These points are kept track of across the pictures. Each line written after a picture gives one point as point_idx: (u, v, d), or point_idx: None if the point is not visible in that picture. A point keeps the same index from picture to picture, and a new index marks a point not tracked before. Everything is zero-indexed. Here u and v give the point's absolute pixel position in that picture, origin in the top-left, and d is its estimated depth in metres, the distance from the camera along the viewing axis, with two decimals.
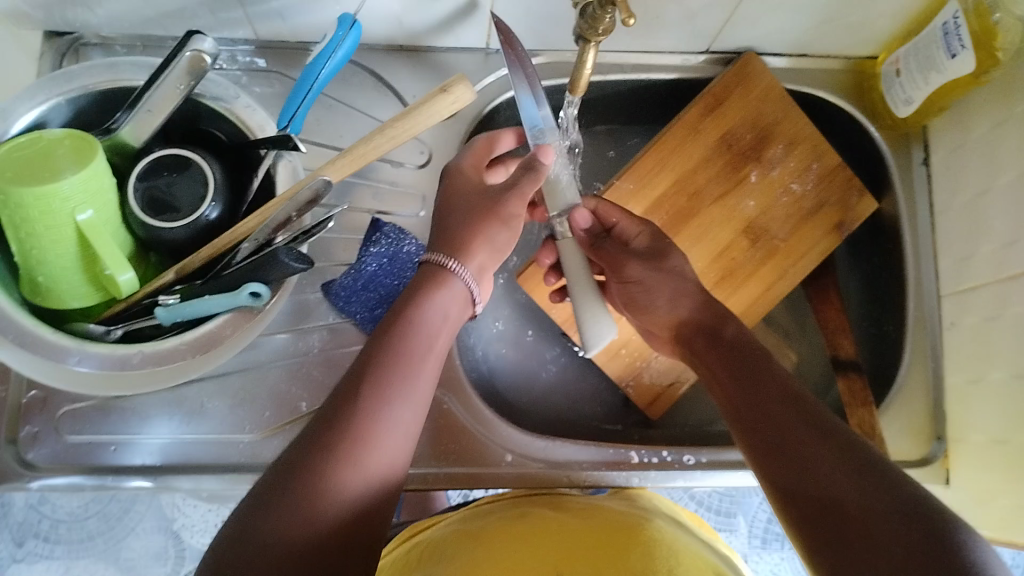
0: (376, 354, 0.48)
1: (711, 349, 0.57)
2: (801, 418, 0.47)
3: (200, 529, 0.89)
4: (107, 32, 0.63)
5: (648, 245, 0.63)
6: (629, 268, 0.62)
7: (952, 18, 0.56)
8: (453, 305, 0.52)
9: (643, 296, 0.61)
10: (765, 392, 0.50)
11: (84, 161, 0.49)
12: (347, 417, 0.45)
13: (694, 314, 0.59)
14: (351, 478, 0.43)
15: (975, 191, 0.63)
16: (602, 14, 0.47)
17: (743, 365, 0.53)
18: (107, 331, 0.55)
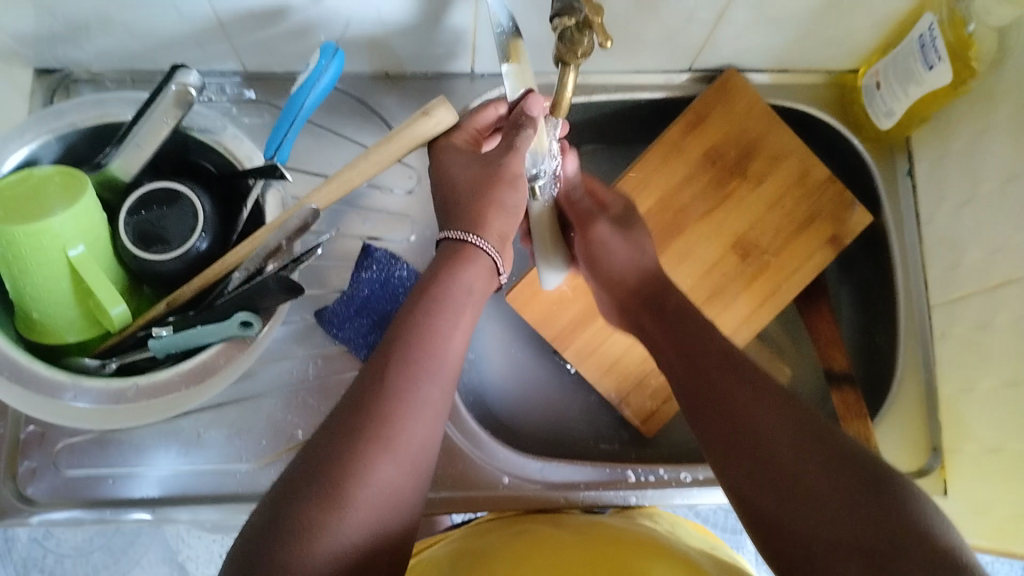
0: (392, 353, 0.46)
1: (658, 320, 0.57)
2: (737, 376, 0.49)
3: (205, 559, 0.88)
4: (97, 68, 0.64)
5: (619, 214, 0.64)
6: (596, 228, 0.63)
7: (928, 30, 0.57)
8: (469, 298, 0.50)
9: (603, 255, 0.62)
10: (704, 354, 0.51)
11: (74, 198, 0.50)
12: (363, 418, 0.43)
13: (640, 282, 0.60)
14: (370, 483, 0.42)
15: (959, 200, 0.64)
16: (580, 37, 0.47)
17: (682, 330, 0.55)
18: (102, 365, 0.55)
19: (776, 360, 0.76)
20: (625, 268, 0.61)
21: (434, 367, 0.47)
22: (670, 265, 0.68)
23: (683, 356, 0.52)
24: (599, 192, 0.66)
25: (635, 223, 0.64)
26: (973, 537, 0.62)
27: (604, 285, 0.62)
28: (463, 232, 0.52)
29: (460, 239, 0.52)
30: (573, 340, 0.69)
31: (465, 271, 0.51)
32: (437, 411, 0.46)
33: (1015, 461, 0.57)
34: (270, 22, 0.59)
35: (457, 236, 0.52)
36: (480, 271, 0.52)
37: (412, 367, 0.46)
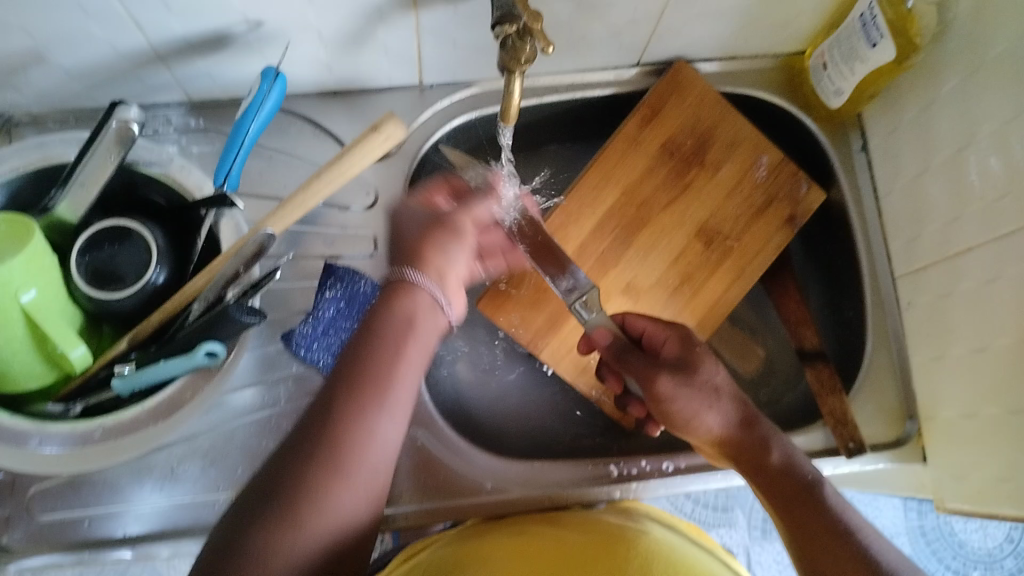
0: (344, 380, 0.47)
1: (756, 474, 0.54)
2: (855, 561, 0.49)
3: None
4: (37, 108, 0.63)
5: (676, 353, 0.56)
6: (658, 385, 0.53)
7: (868, 10, 0.57)
8: (423, 324, 0.51)
9: (681, 416, 0.54)
10: (819, 524, 0.51)
11: (23, 243, 0.49)
12: (314, 448, 0.44)
13: (731, 432, 0.54)
14: (327, 511, 0.43)
15: (914, 172, 0.64)
16: (522, 44, 0.48)
17: (789, 485, 0.53)
18: (66, 409, 0.55)
19: (747, 344, 0.76)
20: (707, 426, 0.54)
21: (387, 394, 0.47)
22: (636, 258, 0.68)
23: (780, 505, 0.53)
24: (649, 329, 0.58)
25: (697, 361, 0.55)
26: (954, 501, 0.63)
27: (693, 438, 0.56)
28: (402, 269, 0.52)
29: (400, 276, 0.52)
30: (547, 340, 0.69)
31: (404, 301, 0.51)
32: (392, 440, 0.47)
33: (990, 425, 0.58)
34: (209, 48, 0.58)
35: (403, 273, 0.52)
36: (423, 306, 0.51)
37: (365, 400, 0.46)
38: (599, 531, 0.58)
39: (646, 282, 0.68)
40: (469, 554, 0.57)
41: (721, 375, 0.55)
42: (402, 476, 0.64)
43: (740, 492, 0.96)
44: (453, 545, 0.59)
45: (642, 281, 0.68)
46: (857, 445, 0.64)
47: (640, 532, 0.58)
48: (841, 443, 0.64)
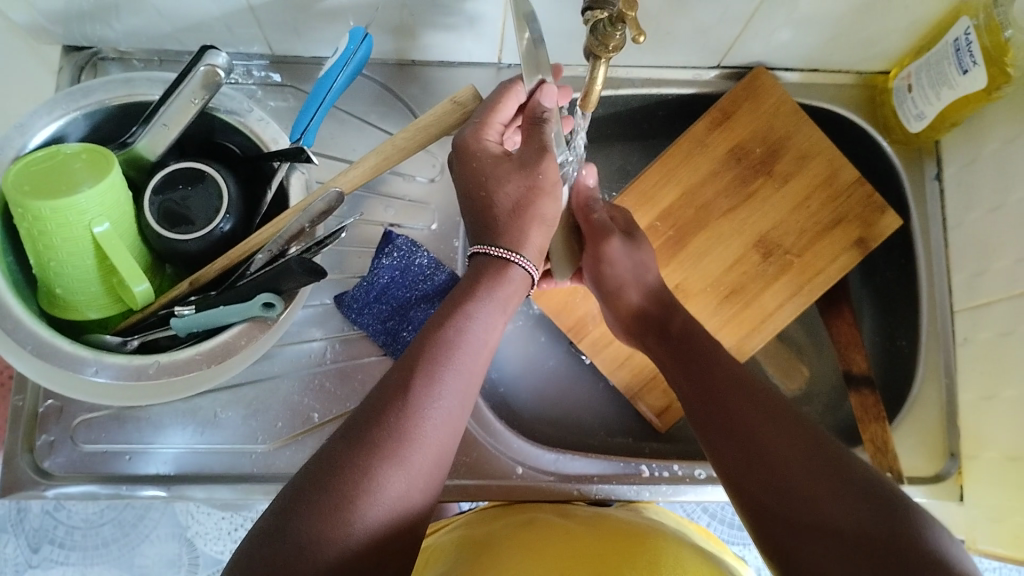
0: (412, 370, 0.47)
1: (660, 341, 0.58)
2: (749, 399, 0.49)
3: (214, 536, 0.89)
4: (125, 46, 0.65)
5: (626, 228, 0.62)
6: (608, 245, 0.60)
7: (964, 35, 0.56)
8: (496, 324, 0.51)
9: (613, 279, 0.60)
10: (715, 376, 0.52)
11: (102, 174, 0.50)
12: (375, 432, 0.44)
13: (643, 303, 0.60)
14: (383, 493, 0.43)
15: (988, 206, 0.63)
16: (612, 31, 0.48)
17: (690, 355, 0.55)
18: (123, 342, 0.55)
19: (794, 362, 0.75)
20: (627, 286, 0.60)
21: (455, 385, 0.48)
22: (690, 261, 0.68)
23: (680, 368, 0.55)
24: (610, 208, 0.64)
25: (639, 241, 0.61)
26: (987, 543, 0.61)
27: (617, 308, 0.61)
28: (505, 249, 0.52)
29: (502, 256, 0.52)
30: (594, 333, 0.69)
31: (499, 288, 0.52)
32: (452, 430, 0.47)
33: None
34: (300, 5, 0.58)
35: (491, 250, 0.52)
36: (515, 288, 0.53)
37: (432, 387, 0.47)
38: (609, 524, 0.58)
39: (697, 286, 0.68)
40: (482, 544, 0.58)
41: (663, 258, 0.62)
42: None
43: None
44: (462, 533, 0.61)
45: (693, 284, 0.68)
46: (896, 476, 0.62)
47: (654, 527, 0.59)
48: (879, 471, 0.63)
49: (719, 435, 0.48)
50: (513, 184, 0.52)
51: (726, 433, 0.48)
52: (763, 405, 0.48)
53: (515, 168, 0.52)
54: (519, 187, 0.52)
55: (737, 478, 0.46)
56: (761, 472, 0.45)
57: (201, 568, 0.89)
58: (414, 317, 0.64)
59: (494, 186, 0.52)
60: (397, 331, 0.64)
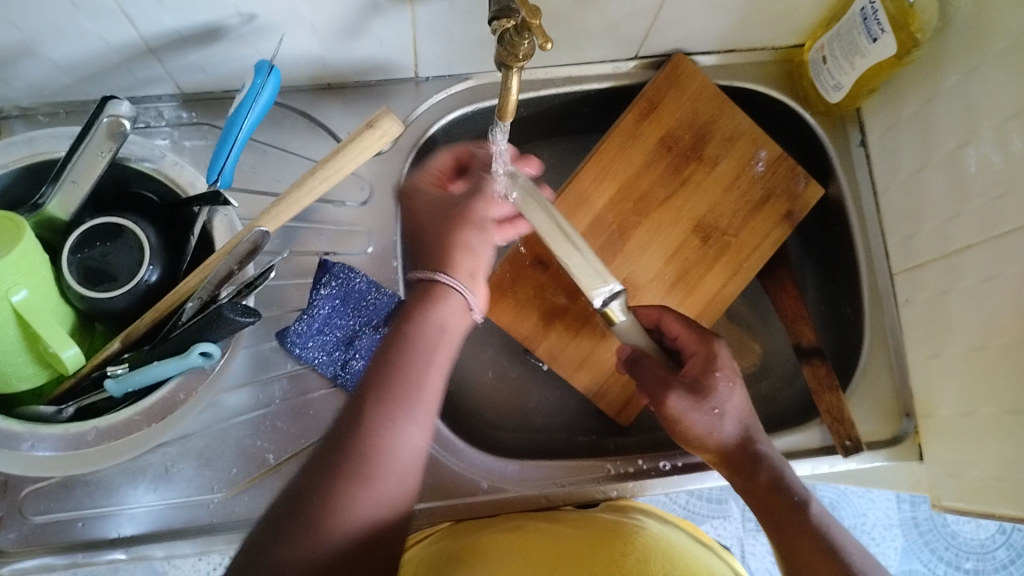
0: (368, 394, 0.47)
1: (744, 491, 0.55)
2: None
3: None
4: (27, 102, 0.62)
5: (696, 372, 0.57)
6: (669, 405, 0.55)
7: (869, 4, 0.56)
8: (448, 337, 0.51)
9: (688, 433, 0.56)
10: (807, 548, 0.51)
11: (12, 241, 0.48)
12: (340, 460, 0.44)
13: (725, 447, 0.56)
14: (350, 516, 0.43)
15: (913, 168, 0.64)
16: (519, 40, 0.47)
17: (777, 508, 0.53)
18: (58, 410, 0.53)
19: (746, 340, 0.75)
20: (701, 440, 0.55)
21: (414, 401, 0.47)
22: (634, 254, 0.68)
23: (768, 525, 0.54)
24: (682, 335, 0.60)
25: (711, 386, 0.56)
26: (949, 499, 0.63)
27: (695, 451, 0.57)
28: (431, 272, 0.52)
29: (430, 280, 0.51)
30: (543, 336, 0.68)
31: (437, 308, 0.51)
32: (418, 447, 0.47)
33: (986, 423, 0.58)
34: (203, 42, 0.57)
35: (427, 276, 0.52)
36: (454, 310, 0.51)
37: (389, 406, 0.46)
38: (594, 528, 0.58)
39: (643, 278, 0.68)
40: (467, 549, 0.56)
41: (734, 404, 0.56)
42: None
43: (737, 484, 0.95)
44: (446, 542, 0.58)
45: (640, 277, 0.68)
46: (853, 443, 0.63)
47: (638, 528, 0.58)
48: (837, 440, 0.63)
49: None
50: (439, 217, 0.54)
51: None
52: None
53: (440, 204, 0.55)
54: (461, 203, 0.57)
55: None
56: None
57: None
58: (361, 345, 0.63)
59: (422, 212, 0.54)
60: (346, 361, 0.63)
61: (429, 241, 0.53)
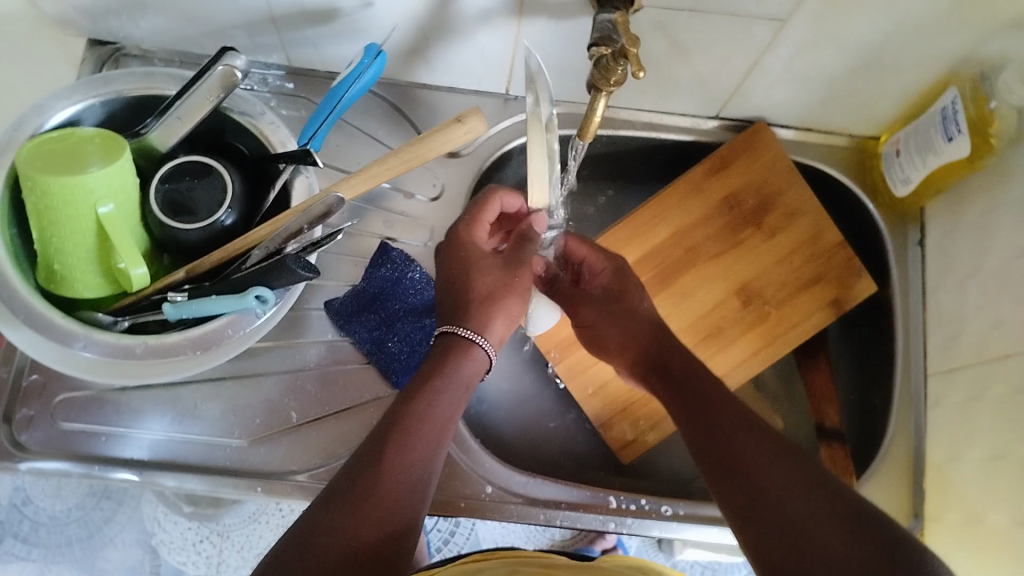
0: (386, 434, 0.49)
1: (664, 382, 0.57)
2: (749, 435, 0.48)
3: (177, 546, 1.01)
4: (148, 45, 0.68)
5: (608, 284, 0.63)
6: (586, 310, 0.63)
7: (951, 104, 0.59)
8: (467, 392, 0.53)
9: (605, 336, 0.62)
10: (719, 416, 0.51)
11: (111, 158, 0.52)
12: (352, 489, 0.46)
13: (643, 347, 0.60)
14: (356, 536, 0.44)
15: (965, 272, 0.64)
16: (614, 66, 0.51)
17: (694, 398, 0.54)
18: (114, 322, 0.56)
19: (767, 410, 0.74)
20: (624, 339, 0.61)
21: (427, 446, 0.49)
22: (673, 300, 0.70)
23: (679, 409, 0.54)
24: (588, 256, 0.64)
25: (624, 290, 0.62)
26: None
27: (611, 359, 0.63)
28: (470, 331, 0.54)
29: (467, 337, 0.54)
30: (566, 356, 0.70)
31: (466, 364, 0.54)
32: (426, 490, 0.48)
33: (995, 532, 0.57)
34: (321, 18, 0.61)
35: (456, 331, 0.54)
36: (478, 366, 0.55)
37: (406, 448, 0.48)
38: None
39: (675, 325, 0.70)
40: None
41: (647, 306, 0.61)
42: None
43: (728, 573, 1.04)
44: None
45: (675, 323, 0.70)
46: None
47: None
48: None
49: (699, 435, 0.51)
50: (490, 279, 0.57)
51: (708, 433, 0.50)
52: (770, 447, 0.47)
53: (496, 266, 0.57)
54: (496, 280, 0.57)
55: (745, 520, 0.45)
56: (758, 506, 0.45)
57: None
58: (400, 328, 0.66)
59: (471, 271, 0.57)
60: (383, 341, 0.65)
61: (464, 290, 0.56)
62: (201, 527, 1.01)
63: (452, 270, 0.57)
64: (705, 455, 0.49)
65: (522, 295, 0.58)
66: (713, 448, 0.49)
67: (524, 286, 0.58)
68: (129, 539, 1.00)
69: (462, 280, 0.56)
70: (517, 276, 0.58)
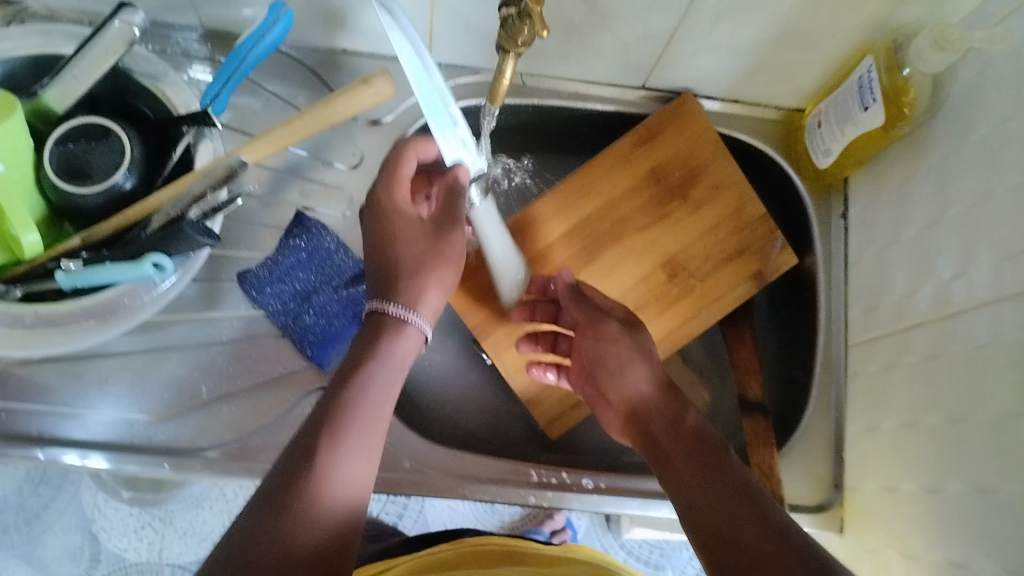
0: (319, 426, 0.45)
1: (670, 432, 0.52)
2: (731, 483, 0.46)
3: (118, 532, 0.97)
4: (54, 5, 0.65)
5: (626, 314, 0.61)
6: (606, 327, 0.59)
7: (866, 73, 0.58)
8: (400, 374, 0.50)
9: (615, 369, 0.57)
10: (701, 457, 0.48)
11: (2, 117, 0.50)
12: (284, 494, 0.41)
13: (650, 390, 0.55)
14: (295, 553, 0.39)
15: (883, 243, 0.64)
16: (520, 26, 0.49)
17: (681, 436, 0.51)
18: (5, 291, 0.54)
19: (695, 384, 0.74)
20: (634, 377, 0.56)
21: (363, 439, 0.45)
22: (598, 274, 0.69)
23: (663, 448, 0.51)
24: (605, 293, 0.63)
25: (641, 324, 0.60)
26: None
27: (613, 395, 0.57)
28: (402, 309, 0.52)
29: (399, 316, 0.51)
30: (493, 331, 0.68)
31: (399, 344, 0.51)
32: (362, 487, 0.45)
33: (906, 501, 0.57)
34: None
35: (390, 309, 0.51)
36: (410, 343, 0.51)
37: (342, 442, 0.44)
38: None
39: None
40: None
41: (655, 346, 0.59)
42: None
43: (676, 554, 1.04)
44: None
45: None
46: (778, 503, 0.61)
47: None
48: None
49: (677, 478, 0.48)
50: (418, 251, 0.54)
51: (689, 475, 0.48)
52: (746, 496, 0.45)
53: (425, 234, 0.55)
54: (424, 252, 0.55)
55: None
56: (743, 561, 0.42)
57: (101, 563, 0.97)
58: (316, 301, 0.64)
59: (400, 243, 0.54)
60: (298, 313, 0.63)
61: (398, 263, 0.54)
62: (142, 514, 0.98)
63: (379, 244, 0.55)
64: (681, 511, 0.47)
65: (455, 263, 0.55)
66: (689, 503, 0.46)
67: (458, 251, 0.56)
68: (69, 526, 0.97)
69: (385, 249, 0.54)
70: (449, 243, 0.55)
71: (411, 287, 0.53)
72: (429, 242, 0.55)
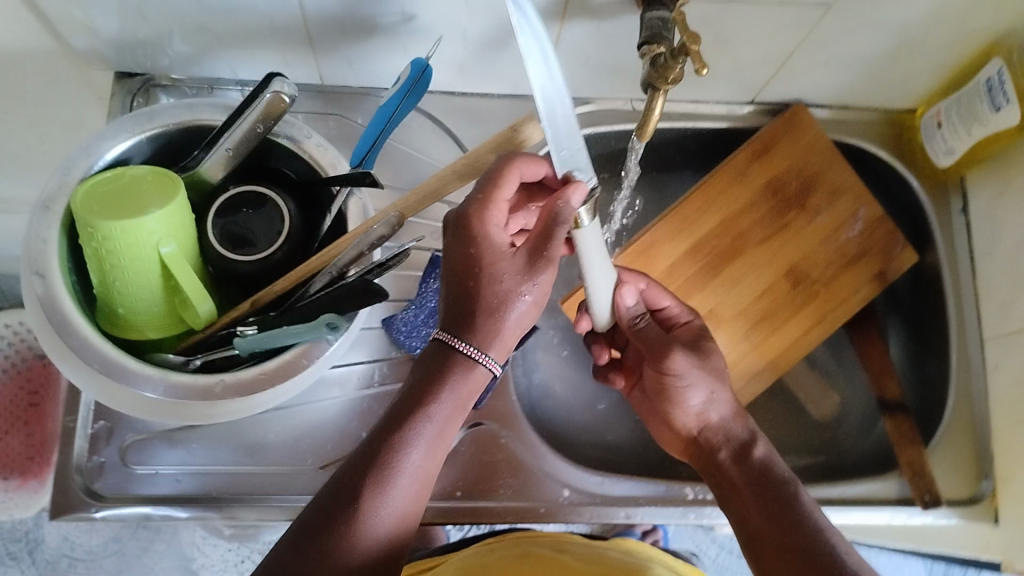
0: (366, 465, 0.46)
1: (738, 464, 0.56)
2: (789, 523, 0.51)
3: (219, 568, 0.98)
4: (177, 73, 0.67)
5: (690, 337, 0.60)
6: (674, 360, 0.57)
7: (997, 75, 0.59)
8: (459, 410, 0.49)
9: (682, 394, 0.58)
10: (765, 493, 0.54)
11: (168, 198, 0.51)
12: (322, 535, 0.44)
13: (725, 421, 0.58)
14: None
15: (1015, 239, 0.65)
16: (673, 64, 0.50)
17: (753, 470, 0.55)
18: (186, 361, 0.56)
19: (823, 388, 0.75)
20: (700, 406, 0.58)
21: (408, 479, 0.46)
22: (724, 287, 0.70)
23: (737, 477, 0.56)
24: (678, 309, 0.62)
25: (707, 348, 0.59)
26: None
27: (681, 418, 0.59)
28: (475, 350, 0.48)
29: (471, 355, 0.48)
30: None
31: (459, 380, 0.48)
32: (400, 525, 0.46)
33: None
34: (358, 36, 0.60)
35: (452, 343, 0.48)
36: (474, 380, 0.49)
37: (382, 487, 0.45)
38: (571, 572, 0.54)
39: (729, 312, 0.70)
40: None
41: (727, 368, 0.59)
42: (474, 471, 0.64)
43: None
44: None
45: (728, 311, 0.70)
46: (933, 498, 0.64)
47: None
48: (917, 493, 0.64)
49: (747, 509, 0.54)
50: (502, 285, 0.48)
51: (758, 508, 0.53)
52: (799, 537, 0.50)
53: (516, 267, 0.48)
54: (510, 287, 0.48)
55: None
56: None
57: None
58: None
59: (485, 273, 0.48)
60: None
61: (468, 298, 0.48)
62: (240, 548, 0.98)
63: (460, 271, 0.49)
64: (744, 540, 0.53)
65: (539, 302, 0.49)
66: (751, 536, 0.53)
67: (543, 289, 0.49)
68: (170, 566, 0.98)
69: (469, 277, 0.48)
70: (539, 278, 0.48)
71: (483, 329, 0.48)
72: (514, 278, 0.48)
